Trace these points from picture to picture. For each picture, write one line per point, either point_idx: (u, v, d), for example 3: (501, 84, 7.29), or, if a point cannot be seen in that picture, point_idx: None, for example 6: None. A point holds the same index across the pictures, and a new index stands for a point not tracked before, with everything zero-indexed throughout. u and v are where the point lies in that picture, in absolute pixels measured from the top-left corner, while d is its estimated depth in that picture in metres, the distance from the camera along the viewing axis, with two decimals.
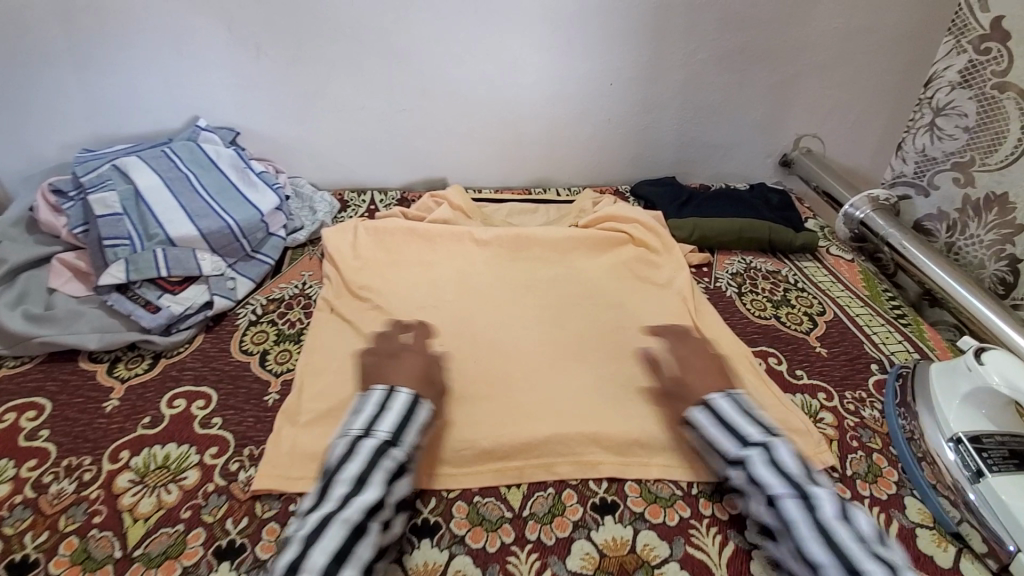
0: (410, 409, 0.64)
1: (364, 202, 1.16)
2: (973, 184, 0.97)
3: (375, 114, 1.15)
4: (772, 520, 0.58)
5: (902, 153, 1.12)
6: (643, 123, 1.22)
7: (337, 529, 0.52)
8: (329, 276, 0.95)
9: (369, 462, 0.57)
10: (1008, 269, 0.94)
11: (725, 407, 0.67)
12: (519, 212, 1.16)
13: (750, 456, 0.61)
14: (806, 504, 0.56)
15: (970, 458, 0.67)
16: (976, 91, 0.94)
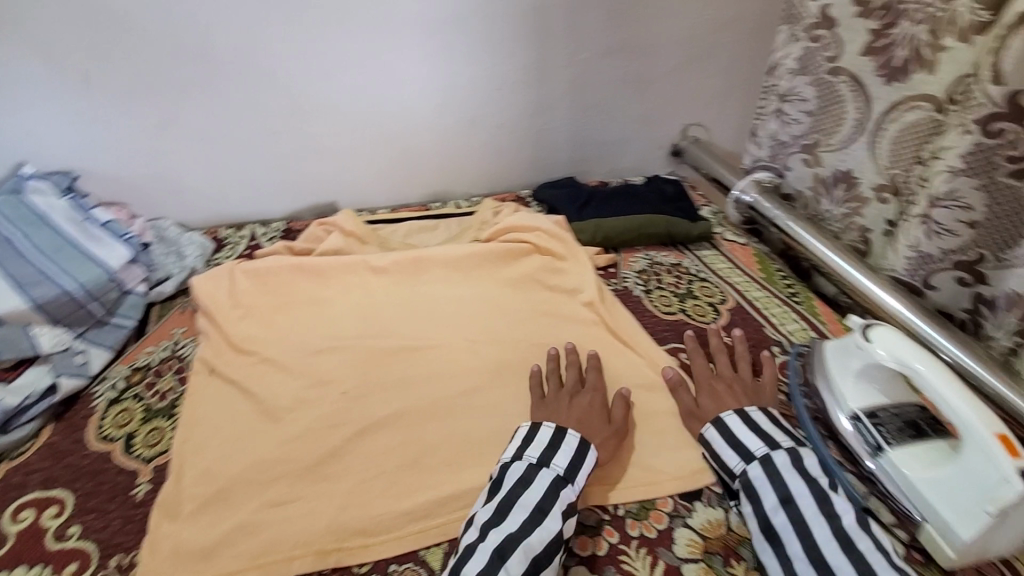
0: (584, 445, 0.65)
1: (243, 239, 1.05)
2: (820, 164, 1.03)
3: (244, 141, 1.05)
4: (779, 519, 0.59)
5: (755, 139, 1.17)
6: (535, 126, 1.19)
7: (518, 556, 0.53)
8: (205, 331, 0.84)
9: (549, 495, 0.59)
10: (860, 239, 1.00)
11: (759, 417, 0.68)
12: (417, 231, 1.10)
13: (775, 457, 0.63)
14: (825, 510, 0.58)
15: (868, 433, 0.69)
16: (814, 76, 1.00)
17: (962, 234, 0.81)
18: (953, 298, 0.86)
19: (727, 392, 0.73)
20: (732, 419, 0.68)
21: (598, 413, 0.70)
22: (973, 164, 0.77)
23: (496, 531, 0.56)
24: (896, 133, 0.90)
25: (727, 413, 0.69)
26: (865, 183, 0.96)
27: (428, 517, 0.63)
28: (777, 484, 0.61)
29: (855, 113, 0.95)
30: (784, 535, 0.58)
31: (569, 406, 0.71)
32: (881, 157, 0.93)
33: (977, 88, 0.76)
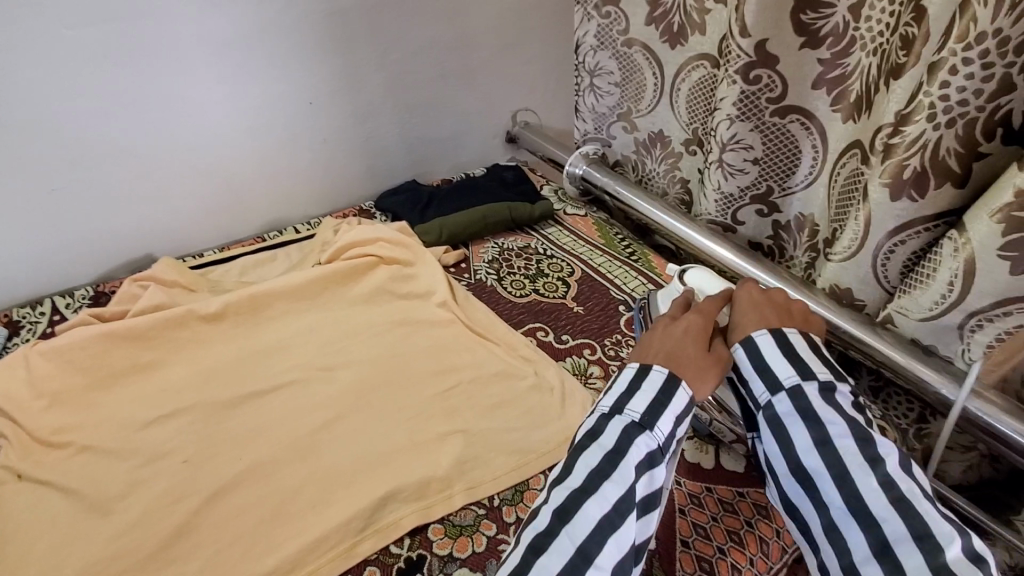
0: (674, 384, 0.54)
1: (42, 316, 0.91)
2: (637, 129, 1.09)
3: (17, 205, 0.90)
4: (813, 460, 0.51)
5: (578, 116, 1.18)
6: (362, 134, 1.15)
7: (580, 521, 0.48)
8: (0, 434, 0.71)
9: (625, 443, 0.51)
10: (683, 190, 1.08)
11: (796, 338, 0.56)
12: (254, 265, 1.02)
13: (807, 386, 0.53)
14: (868, 451, 0.50)
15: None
16: (613, 49, 1.04)
17: (750, 170, 0.91)
18: (758, 228, 0.98)
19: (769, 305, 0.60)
20: (764, 339, 0.56)
21: (694, 334, 0.58)
22: (744, 109, 0.86)
23: (559, 489, 0.51)
24: (688, 91, 0.98)
25: (761, 332, 0.56)
26: (676, 140, 1.04)
27: (300, 567, 0.59)
28: (810, 418, 0.51)
29: (653, 78, 1.01)
30: (820, 476, 0.50)
31: (666, 332, 0.59)
32: (681, 115, 1.01)
33: (733, 42, 0.82)
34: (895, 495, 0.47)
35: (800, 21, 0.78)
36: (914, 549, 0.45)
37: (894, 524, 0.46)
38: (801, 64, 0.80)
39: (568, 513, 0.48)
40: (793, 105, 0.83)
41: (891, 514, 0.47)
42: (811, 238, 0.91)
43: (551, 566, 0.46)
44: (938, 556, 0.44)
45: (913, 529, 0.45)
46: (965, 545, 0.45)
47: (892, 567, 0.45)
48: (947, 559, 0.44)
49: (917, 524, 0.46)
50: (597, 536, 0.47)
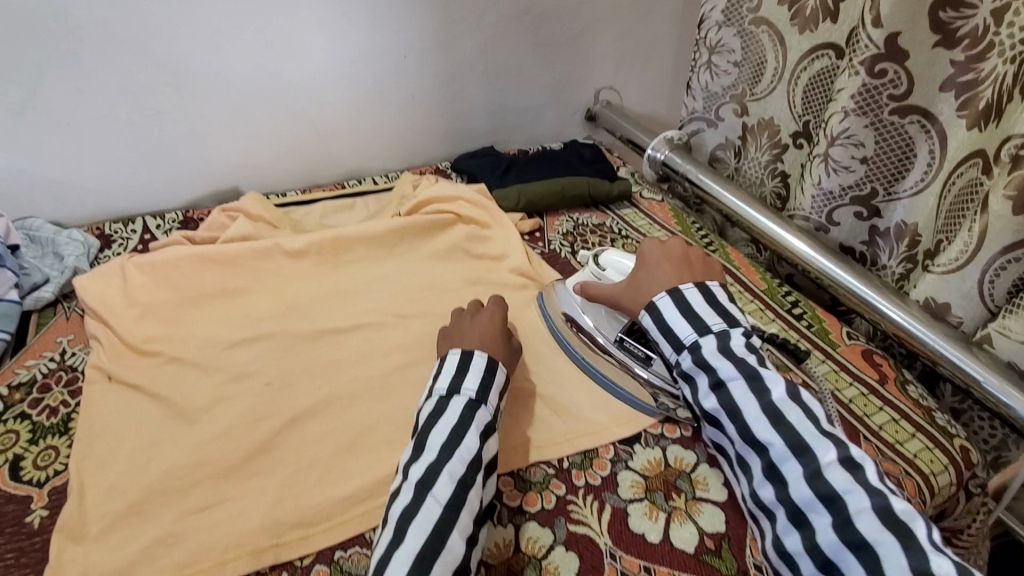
0: (491, 367, 0.66)
1: (134, 233, 0.94)
2: (747, 113, 1.07)
3: (122, 124, 0.93)
4: (712, 404, 0.63)
5: (689, 93, 1.17)
6: (450, 94, 1.15)
7: (440, 486, 0.54)
8: (95, 336, 0.74)
9: (462, 419, 0.60)
10: (781, 184, 1.06)
11: (693, 296, 0.68)
12: (334, 211, 1.04)
13: (702, 342, 0.65)
14: (755, 387, 0.61)
15: (636, 347, 0.74)
16: (738, 27, 1.03)
17: (857, 169, 0.89)
18: (852, 231, 0.95)
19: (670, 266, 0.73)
20: (664, 302, 0.68)
21: (491, 329, 0.72)
22: (862, 103, 0.85)
23: (415, 468, 0.56)
24: (807, 81, 0.96)
25: (660, 296, 0.69)
26: (784, 130, 1.02)
27: (374, 498, 0.60)
28: (710, 370, 0.63)
29: (775, 61, 1.00)
30: (719, 417, 0.62)
31: (470, 324, 0.73)
32: (795, 105, 0.99)
33: (862, 32, 0.81)
34: (775, 419, 0.58)
35: (938, 19, 0.76)
36: (794, 463, 0.56)
37: (778, 448, 0.57)
38: (932, 64, 0.78)
39: (429, 481, 0.54)
40: (915, 106, 0.80)
41: (774, 440, 0.58)
42: (910, 249, 0.88)
43: (422, 528, 0.51)
44: (813, 466, 0.55)
45: (790, 445, 0.57)
46: (841, 456, 0.55)
47: (781, 488, 0.56)
48: (824, 473, 0.54)
49: (796, 442, 0.57)
50: (459, 494, 0.54)
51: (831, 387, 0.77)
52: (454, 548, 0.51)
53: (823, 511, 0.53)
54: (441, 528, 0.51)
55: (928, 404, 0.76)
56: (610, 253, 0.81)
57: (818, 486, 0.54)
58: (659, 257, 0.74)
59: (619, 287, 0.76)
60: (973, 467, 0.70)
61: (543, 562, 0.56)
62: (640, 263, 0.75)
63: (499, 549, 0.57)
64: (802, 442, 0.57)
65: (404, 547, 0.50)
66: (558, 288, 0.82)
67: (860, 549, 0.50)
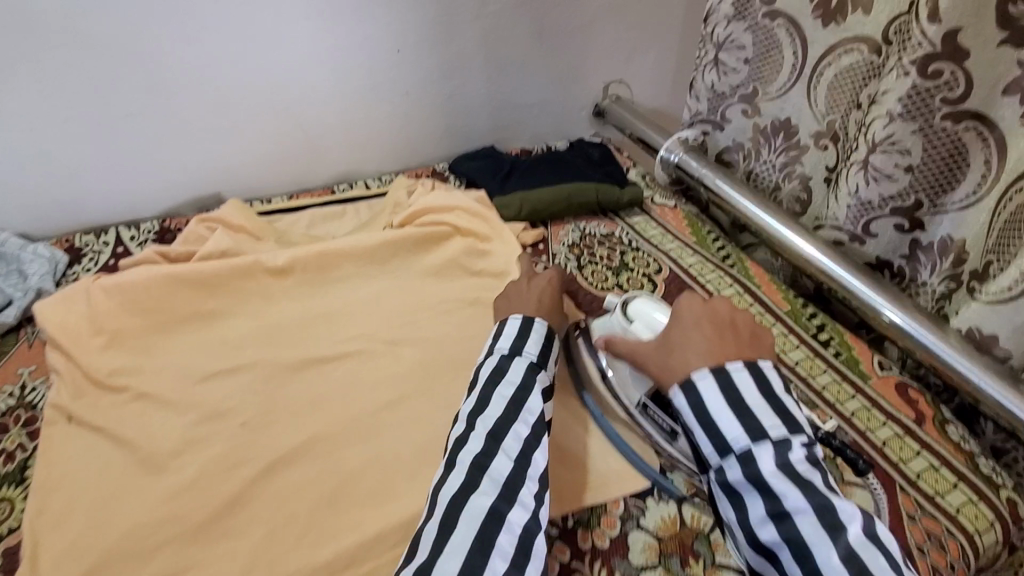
0: (551, 337, 0.66)
1: (106, 246, 0.87)
2: (760, 114, 0.99)
3: (90, 128, 0.85)
4: (768, 536, 0.47)
5: (692, 93, 1.09)
6: (447, 91, 1.07)
7: (511, 440, 0.53)
8: (57, 369, 0.68)
9: (528, 380, 0.59)
10: (801, 187, 0.98)
11: (742, 380, 0.52)
12: (322, 220, 0.96)
13: (758, 448, 0.48)
14: (827, 519, 0.45)
15: (659, 417, 0.62)
16: (750, 21, 0.94)
17: (901, 178, 0.80)
18: (890, 245, 0.86)
19: (715, 336, 0.56)
20: (704, 385, 0.52)
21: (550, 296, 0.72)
22: (911, 107, 0.76)
23: (482, 418, 0.55)
24: (832, 78, 0.87)
25: (699, 372, 0.53)
26: (803, 131, 0.94)
27: (357, 565, 0.54)
28: (761, 485, 0.47)
29: (791, 58, 0.91)
30: (778, 551, 0.46)
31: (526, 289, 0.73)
32: (818, 104, 0.90)
33: (915, 26, 0.73)
34: (856, 568, 0.43)
35: (1006, 12, 0.66)
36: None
37: None
38: (995, 63, 0.69)
39: (501, 433, 0.54)
40: (970, 110, 0.72)
41: None
42: (955, 267, 0.79)
43: (496, 479, 0.50)
44: None
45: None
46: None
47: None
48: None
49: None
50: (526, 451, 0.54)
51: (863, 427, 0.70)
52: (525, 503, 0.50)
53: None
54: (512, 482, 0.51)
55: (970, 448, 0.69)
56: (642, 302, 0.67)
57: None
58: (699, 317, 0.58)
59: (647, 346, 0.59)
60: (1021, 522, 0.64)
61: None
62: (675, 321, 0.59)
63: None
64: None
65: (480, 496, 0.48)
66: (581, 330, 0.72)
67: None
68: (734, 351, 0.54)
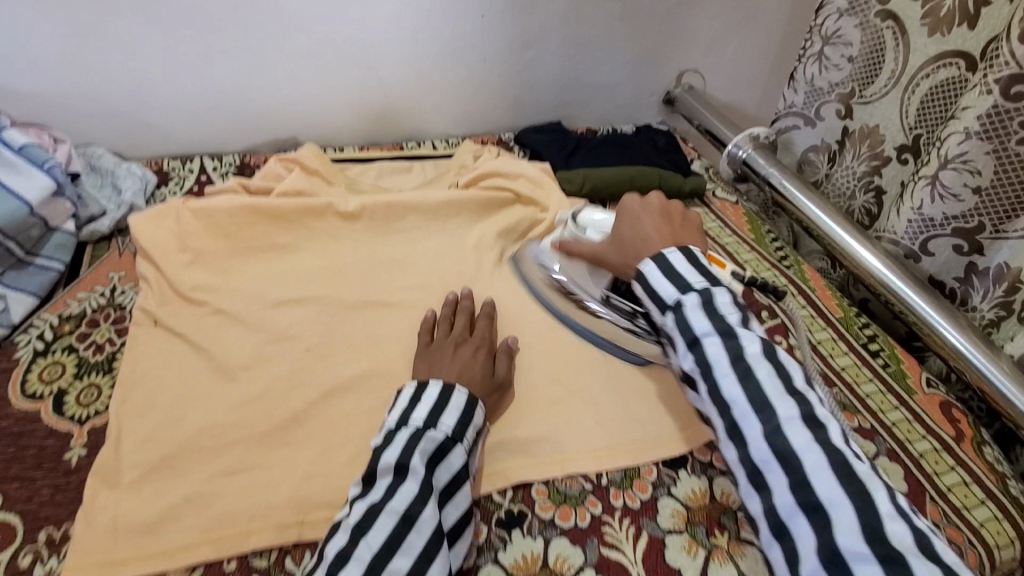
0: (450, 391, 0.58)
1: (191, 172, 0.93)
2: (852, 117, 0.96)
3: (187, 58, 0.90)
4: (689, 364, 0.56)
5: (791, 84, 1.06)
6: (522, 61, 1.08)
7: (387, 520, 0.48)
8: (146, 277, 0.74)
9: (408, 447, 0.52)
10: (874, 200, 0.97)
11: (677, 259, 0.60)
12: (390, 173, 1.00)
13: (685, 302, 0.56)
14: (729, 343, 0.53)
15: (621, 303, 0.72)
16: (861, 18, 0.91)
17: (967, 199, 0.79)
18: (946, 264, 0.85)
19: (655, 230, 0.65)
20: (650, 269, 0.60)
21: (478, 369, 0.63)
22: (990, 126, 0.74)
23: (359, 505, 0.50)
24: (929, 90, 0.84)
25: (646, 263, 0.60)
26: (889, 142, 0.92)
27: None
28: (686, 332, 0.56)
29: (893, 62, 0.88)
30: (693, 376, 0.55)
31: (451, 359, 0.64)
32: (907, 116, 0.88)
33: (1005, 46, 0.71)
34: (743, 375, 0.52)
35: None
36: (755, 422, 0.51)
37: (741, 403, 0.52)
38: None
39: (411, 519, 0.48)
40: None
41: (739, 397, 0.52)
42: (1007, 295, 0.79)
43: None
44: (773, 422, 0.50)
45: (753, 402, 0.51)
46: (804, 412, 0.50)
47: (743, 447, 0.51)
48: (784, 429, 0.49)
49: (757, 401, 0.51)
50: (433, 542, 0.49)
51: (901, 436, 0.71)
52: None
53: (774, 461, 0.49)
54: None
55: (1003, 471, 0.69)
56: (589, 209, 0.78)
57: (774, 442, 0.49)
58: (636, 211, 0.68)
59: (603, 247, 0.71)
60: None
61: None
62: (620, 217, 0.69)
63: (525, 563, 0.55)
64: (764, 400, 0.51)
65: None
66: (531, 248, 0.83)
67: (786, 461, 0.48)
68: (673, 237, 0.64)
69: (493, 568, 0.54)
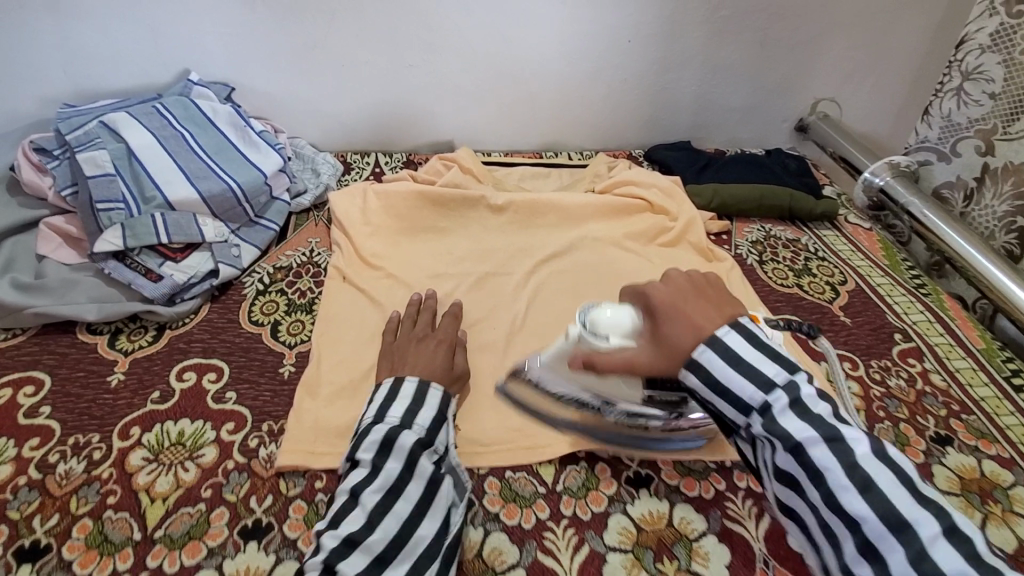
0: (419, 393, 0.62)
1: (368, 165, 1.10)
2: (994, 153, 0.95)
3: (379, 71, 1.07)
4: (793, 472, 0.47)
5: (926, 119, 1.08)
6: (661, 84, 1.16)
7: (361, 509, 0.52)
8: (339, 243, 0.90)
9: (380, 447, 0.56)
10: (1016, 241, 0.93)
11: (735, 341, 0.50)
12: (531, 176, 1.11)
13: (771, 402, 0.48)
14: (836, 448, 0.45)
15: (666, 398, 0.60)
16: (1006, 55, 0.91)
17: None
18: None
19: (687, 316, 0.53)
20: (705, 358, 0.50)
21: (438, 363, 0.67)
22: None
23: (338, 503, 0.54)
24: None
25: (699, 350, 0.51)
26: None
27: (543, 438, 0.67)
28: (779, 437, 0.47)
29: None
30: (800, 483, 0.46)
31: (414, 353, 0.68)
32: None
33: None
34: (863, 486, 0.44)
35: None
36: (896, 543, 0.42)
37: (871, 523, 0.43)
38: None
39: (384, 510, 0.53)
40: None
41: (867, 513, 0.43)
42: None
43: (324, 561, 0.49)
44: (916, 545, 0.41)
45: (887, 519, 0.43)
46: (942, 522, 0.42)
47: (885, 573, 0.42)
48: (931, 552, 0.41)
49: (891, 520, 0.42)
50: (406, 529, 0.53)
51: None
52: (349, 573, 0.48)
53: None
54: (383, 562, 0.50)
55: None
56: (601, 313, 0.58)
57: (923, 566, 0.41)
58: (668, 303, 0.54)
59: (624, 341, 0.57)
60: None
61: (693, 542, 0.58)
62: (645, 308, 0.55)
63: (652, 518, 0.60)
64: (898, 514, 0.42)
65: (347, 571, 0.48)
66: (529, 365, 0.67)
67: None
68: (719, 315, 0.53)
69: (622, 517, 0.60)
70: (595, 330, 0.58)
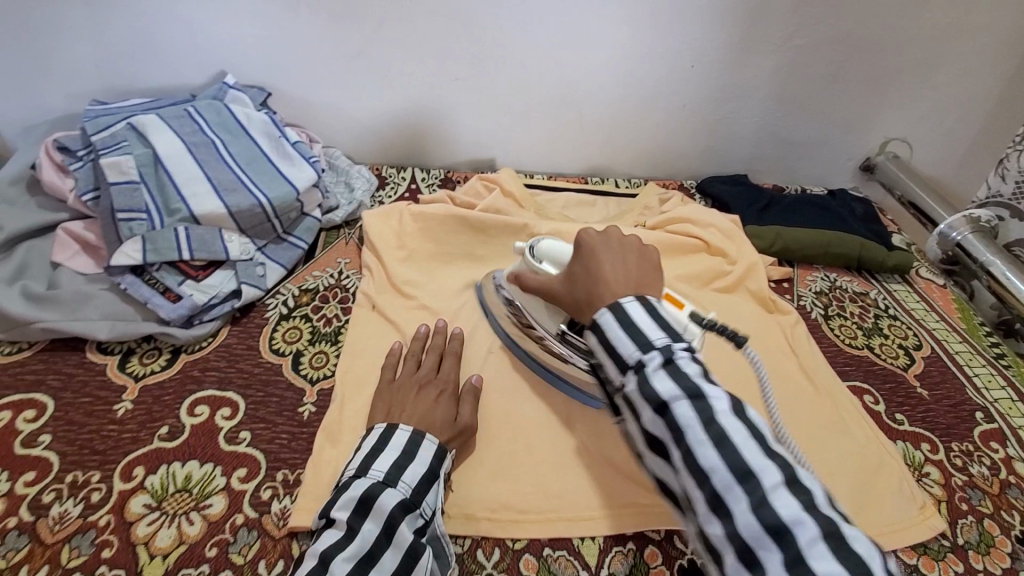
0: (413, 446, 0.56)
1: (404, 180, 1.04)
2: None
3: (424, 83, 1.01)
4: (659, 431, 0.42)
5: (998, 169, 0.98)
6: (721, 112, 1.08)
7: None
8: (370, 266, 0.83)
9: (361, 507, 0.50)
10: None
11: (635, 311, 0.46)
12: (576, 204, 1.04)
13: (647, 360, 0.43)
14: (698, 404, 0.40)
15: (575, 340, 0.64)
16: None
17: None
18: None
19: (607, 276, 0.52)
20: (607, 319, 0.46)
21: (439, 413, 0.61)
22: None
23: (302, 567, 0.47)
24: None
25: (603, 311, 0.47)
26: None
27: (586, 512, 0.59)
28: (648, 392, 0.42)
29: None
30: (665, 443, 0.41)
31: (413, 399, 0.62)
32: None
33: None
34: (717, 439, 0.39)
35: None
36: (740, 493, 0.37)
37: (718, 473, 0.38)
38: None
39: None
40: None
41: (716, 464, 0.38)
42: None
43: None
44: (759, 496, 0.37)
45: (735, 470, 0.38)
46: (785, 475, 0.38)
47: (729, 525, 0.37)
48: (771, 499, 0.37)
49: (739, 470, 0.38)
50: None
51: None
52: None
53: (767, 539, 0.36)
54: None
55: None
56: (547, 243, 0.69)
57: (763, 515, 0.36)
58: (592, 248, 0.55)
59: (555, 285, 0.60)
60: None
61: None
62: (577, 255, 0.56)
63: None
64: (745, 465, 0.38)
65: None
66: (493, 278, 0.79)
67: (780, 536, 0.36)
68: (638, 285, 0.50)
69: None
70: (537, 254, 0.69)
